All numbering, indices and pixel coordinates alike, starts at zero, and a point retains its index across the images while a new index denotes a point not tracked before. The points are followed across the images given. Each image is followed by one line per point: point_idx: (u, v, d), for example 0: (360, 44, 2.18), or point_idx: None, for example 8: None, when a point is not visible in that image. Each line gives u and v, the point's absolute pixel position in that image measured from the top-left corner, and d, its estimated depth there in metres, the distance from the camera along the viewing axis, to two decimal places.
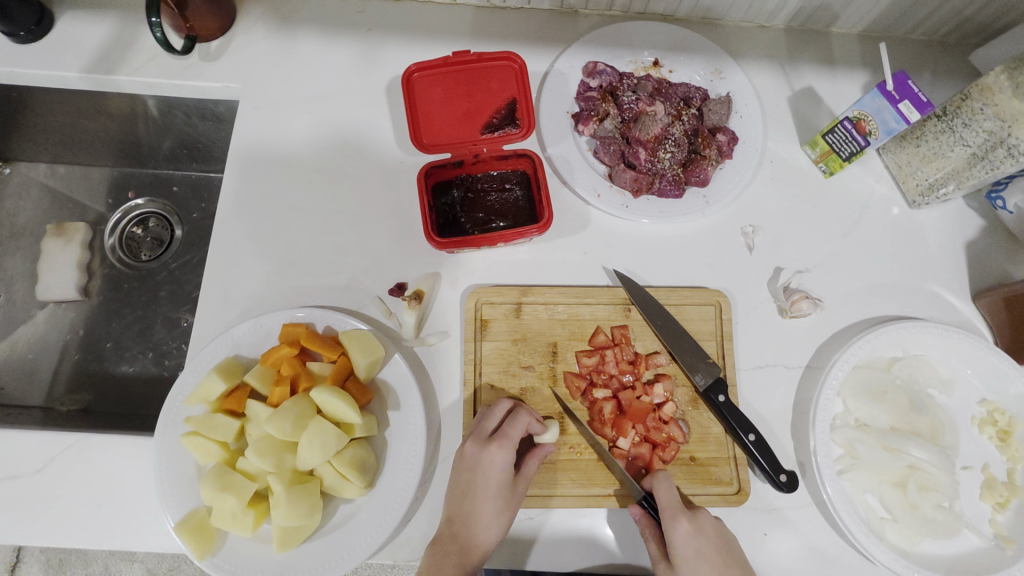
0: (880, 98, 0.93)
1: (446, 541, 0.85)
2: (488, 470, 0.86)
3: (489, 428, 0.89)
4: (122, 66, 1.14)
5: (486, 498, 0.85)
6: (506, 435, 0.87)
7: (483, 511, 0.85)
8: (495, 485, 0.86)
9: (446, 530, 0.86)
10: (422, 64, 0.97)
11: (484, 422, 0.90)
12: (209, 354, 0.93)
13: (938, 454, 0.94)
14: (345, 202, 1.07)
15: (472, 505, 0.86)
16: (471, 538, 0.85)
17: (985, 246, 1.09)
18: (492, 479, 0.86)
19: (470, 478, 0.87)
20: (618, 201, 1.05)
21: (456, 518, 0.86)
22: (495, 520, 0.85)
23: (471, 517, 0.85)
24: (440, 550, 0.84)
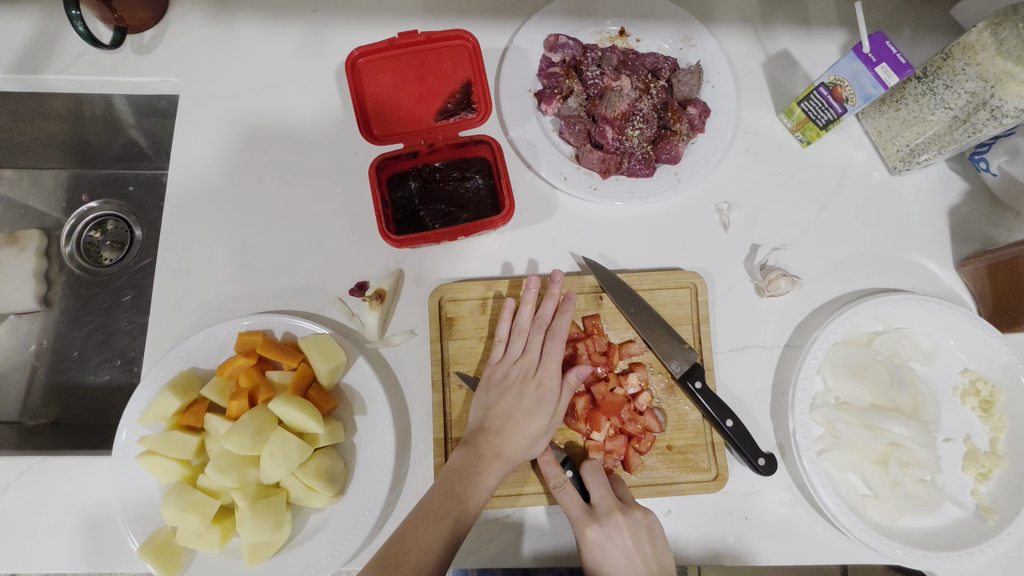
0: (857, 61, 0.87)
1: (484, 448, 0.83)
2: (549, 367, 0.87)
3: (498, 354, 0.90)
4: (50, 64, 1.06)
5: (538, 397, 0.86)
6: (560, 333, 0.89)
7: (534, 412, 0.85)
8: (551, 386, 0.87)
9: (480, 437, 0.84)
10: (365, 48, 0.90)
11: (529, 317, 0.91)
12: (163, 369, 0.89)
13: (920, 429, 0.92)
14: (299, 199, 1.01)
15: (522, 404, 0.85)
16: (508, 446, 0.83)
17: (968, 211, 1.05)
18: (549, 379, 0.87)
19: (514, 378, 0.87)
20: (585, 183, 1.00)
21: (497, 421, 0.85)
22: (539, 426, 0.85)
23: (517, 419, 0.85)
24: (473, 456, 0.82)
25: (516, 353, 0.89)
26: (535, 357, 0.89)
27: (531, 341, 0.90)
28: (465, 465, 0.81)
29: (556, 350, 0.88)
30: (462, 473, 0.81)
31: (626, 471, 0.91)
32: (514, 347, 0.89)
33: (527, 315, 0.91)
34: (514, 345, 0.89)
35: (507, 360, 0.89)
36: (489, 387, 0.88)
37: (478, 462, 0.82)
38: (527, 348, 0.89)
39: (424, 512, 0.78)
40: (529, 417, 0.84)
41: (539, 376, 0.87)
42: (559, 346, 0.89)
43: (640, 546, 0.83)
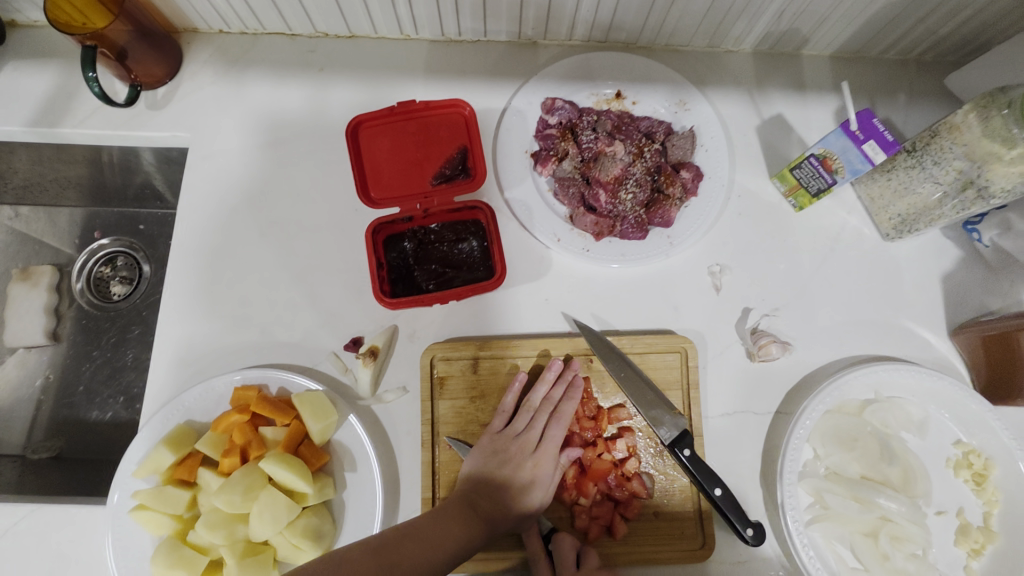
0: (844, 138, 0.89)
1: (483, 508, 0.84)
2: (552, 444, 0.91)
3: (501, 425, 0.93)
4: (66, 118, 1.10)
5: (538, 467, 0.89)
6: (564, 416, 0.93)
7: (534, 483, 0.88)
8: (552, 460, 0.90)
9: (480, 496, 0.86)
10: (364, 116, 0.93)
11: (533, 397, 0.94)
12: (160, 421, 0.91)
13: (909, 505, 0.91)
14: (299, 254, 1.04)
15: (522, 474, 0.88)
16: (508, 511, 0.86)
17: (962, 279, 1.05)
18: (551, 456, 0.91)
19: (516, 450, 0.90)
20: (578, 244, 1.02)
21: (497, 486, 0.87)
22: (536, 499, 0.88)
23: (518, 486, 0.87)
24: (469, 510, 0.83)
25: (520, 428, 0.92)
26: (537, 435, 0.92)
27: (536, 419, 0.92)
28: (461, 518, 0.82)
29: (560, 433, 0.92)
30: (457, 520, 0.81)
31: (611, 538, 0.90)
32: (519, 422, 0.92)
33: (539, 394, 0.94)
34: (520, 420, 0.92)
35: (511, 432, 0.92)
36: (489, 457, 0.89)
37: (477, 519, 0.83)
38: (531, 425, 0.92)
39: (418, 537, 0.77)
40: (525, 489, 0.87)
41: (539, 452, 0.90)
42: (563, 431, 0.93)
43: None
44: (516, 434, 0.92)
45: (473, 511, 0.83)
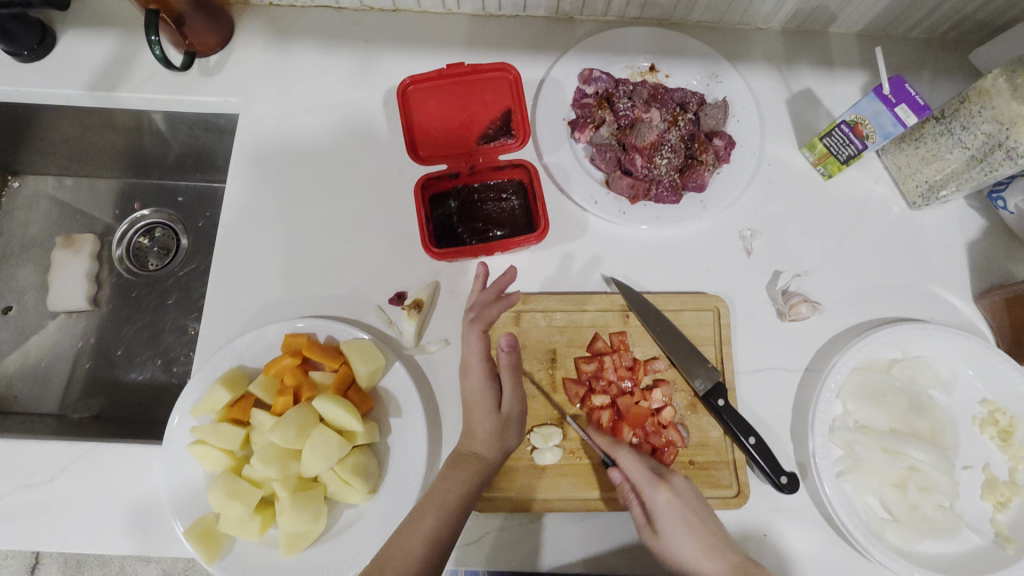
0: (876, 102, 0.92)
1: (460, 453, 0.87)
2: (500, 395, 0.90)
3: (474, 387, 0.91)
4: (123, 82, 1.15)
5: (484, 415, 0.89)
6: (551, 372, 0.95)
7: (482, 428, 0.88)
8: (506, 407, 0.90)
9: (457, 445, 0.89)
10: (416, 76, 0.97)
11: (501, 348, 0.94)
12: (214, 364, 0.95)
13: (938, 455, 0.94)
14: (346, 213, 1.08)
15: (478, 420, 0.89)
16: (477, 449, 0.87)
17: (986, 246, 1.08)
18: (501, 404, 0.90)
19: (475, 397, 0.91)
20: (614, 207, 1.06)
21: (468, 436, 0.89)
22: (491, 443, 0.87)
23: (476, 431, 0.88)
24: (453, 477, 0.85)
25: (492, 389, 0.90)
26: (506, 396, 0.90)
27: (505, 379, 0.91)
28: (444, 473, 0.85)
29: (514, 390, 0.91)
30: (442, 476, 0.85)
31: None
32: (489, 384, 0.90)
33: (506, 357, 0.92)
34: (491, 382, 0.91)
35: (473, 394, 0.90)
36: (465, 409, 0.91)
37: (453, 466, 0.86)
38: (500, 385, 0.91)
39: (422, 503, 0.82)
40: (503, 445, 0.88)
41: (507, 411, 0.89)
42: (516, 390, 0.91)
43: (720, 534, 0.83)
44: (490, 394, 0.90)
45: (453, 461, 0.87)
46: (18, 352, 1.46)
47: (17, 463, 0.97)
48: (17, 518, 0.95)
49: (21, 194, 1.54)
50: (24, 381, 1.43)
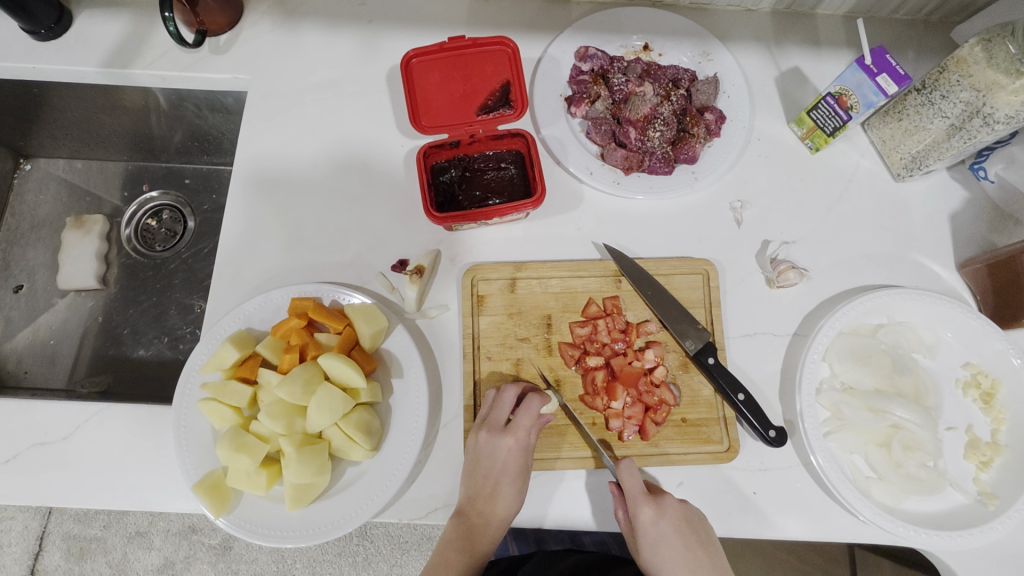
0: (859, 72, 0.97)
1: (474, 517, 0.93)
2: (504, 459, 0.92)
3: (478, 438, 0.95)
4: (136, 61, 1.20)
5: (496, 484, 0.92)
6: (520, 425, 0.93)
7: (497, 496, 0.92)
8: (508, 470, 0.92)
9: (469, 507, 0.93)
10: (420, 50, 1.02)
11: (489, 414, 0.96)
12: (223, 326, 0.99)
13: (921, 413, 0.97)
14: (349, 185, 1.12)
15: (487, 490, 0.92)
16: (492, 514, 0.92)
17: (969, 217, 1.12)
18: (506, 467, 0.92)
19: (477, 468, 0.94)
20: (609, 178, 1.10)
21: (479, 501, 0.93)
22: (505, 510, 0.92)
23: (489, 501, 0.92)
24: (465, 525, 0.93)
25: (493, 436, 0.93)
26: (510, 443, 0.93)
27: (503, 438, 0.93)
28: (460, 535, 0.92)
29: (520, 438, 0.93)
30: (459, 542, 0.92)
31: (642, 440, 0.97)
32: (491, 439, 0.93)
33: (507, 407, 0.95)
34: (493, 429, 0.94)
35: (482, 442, 0.94)
36: (469, 472, 0.94)
37: (470, 532, 0.92)
38: (500, 440, 0.93)
39: (445, 557, 0.90)
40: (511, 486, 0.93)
41: (513, 445, 0.93)
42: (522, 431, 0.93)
43: (690, 561, 0.88)
44: (492, 443, 0.93)
45: (469, 526, 0.93)
46: (28, 329, 1.49)
47: (30, 422, 1.00)
48: (30, 475, 0.98)
49: (31, 175, 1.57)
50: (33, 358, 1.47)
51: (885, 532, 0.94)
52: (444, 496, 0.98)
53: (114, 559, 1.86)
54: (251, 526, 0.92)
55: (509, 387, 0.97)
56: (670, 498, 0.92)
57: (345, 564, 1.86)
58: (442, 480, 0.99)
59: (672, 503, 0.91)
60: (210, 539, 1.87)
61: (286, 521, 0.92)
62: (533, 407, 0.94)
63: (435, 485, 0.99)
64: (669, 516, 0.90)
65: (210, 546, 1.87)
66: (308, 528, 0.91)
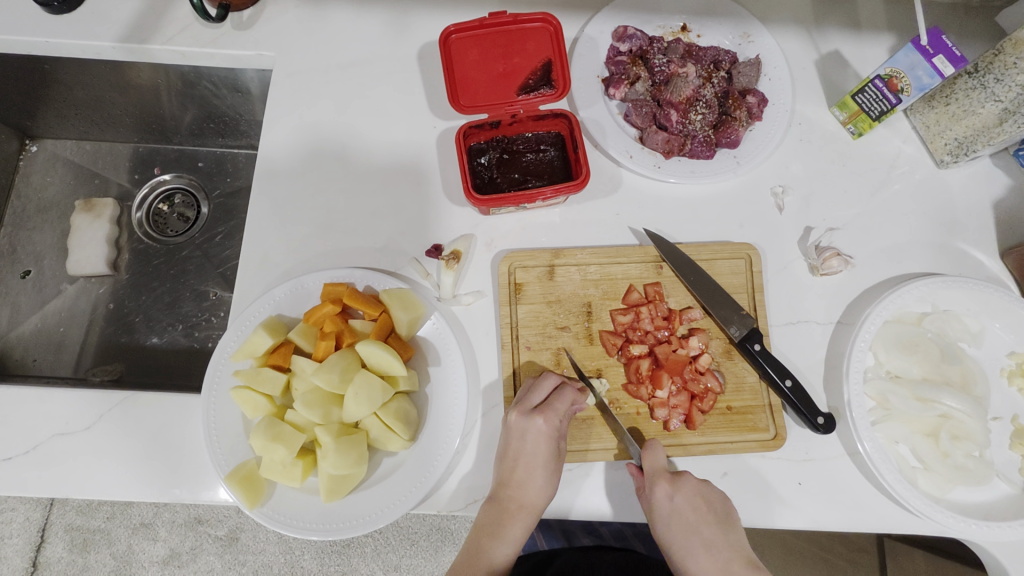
0: (914, 53, 0.95)
1: (507, 502, 0.89)
2: (534, 443, 0.88)
3: (509, 421, 0.91)
4: (155, 36, 1.15)
5: (528, 470, 0.88)
6: (553, 408, 0.90)
7: (530, 482, 0.88)
8: (540, 454, 0.88)
9: (501, 493, 0.89)
10: (459, 25, 0.97)
11: (522, 397, 0.92)
12: (254, 312, 0.95)
13: (971, 402, 0.95)
14: (380, 167, 1.09)
15: (519, 476, 0.88)
16: (526, 500, 0.88)
17: (1011, 204, 1.10)
18: (537, 451, 0.88)
19: (508, 451, 0.89)
20: (649, 162, 1.06)
21: (513, 489, 0.88)
22: (539, 496, 0.88)
23: (521, 486, 0.88)
24: (499, 513, 0.89)
25: (523, 420, 0.89)
26: (541, 428, 0.88)
27: (533, 422, 0.88)
28: (492, 520, 0.89)
29: (552, 422, 0.89)
30: (491, 527, 0.89)
31: (688, 429, 0.95)
32: (521, 422, 0.89)
33: (543, 391, 0.92)
34: (524, 413, 0.90)
35: (513, 426, 0.90)
36: (501, 456, 0.90)
37: (503, 518, 0.88)
38: (529, 424, 0.89)
39: (477, 543, 0.88)
40: (544, 473, 0.88)
41: (544, 431, 0.88)
42: (554, 414, 0.89)
43: (701, 536, 0.87)
44: (523, 428, 0.89)
45: (501, 512, 0.89)
46: (36, 316, 1.44)
47: (51, 410, 0.96)
48: (52, 465, 0.94)
49: (37, 157, 1.51)
50: (41, 345, 1.42)
51: (932, 523, 0.93)
52: (483, 488, 0.95)
53: (118, 551, 1.83)
54: (285, 518, 0.88)
55: (547, 375, 0.94)
56: (689, 476, 0.89)
57: (354, 555, 1.83)
58: (481, 472, 0.96)
59: (690, 480, 0.89)
60: (217, 530, 1.84)
61: (320, 513, 0.89)
62: (567, 394, 0.92)
63: (474, 476, 0.96)
64: (685, 493, 0.88)
65: (216, 537, 1.84)
66: (324, 521, 0.88)
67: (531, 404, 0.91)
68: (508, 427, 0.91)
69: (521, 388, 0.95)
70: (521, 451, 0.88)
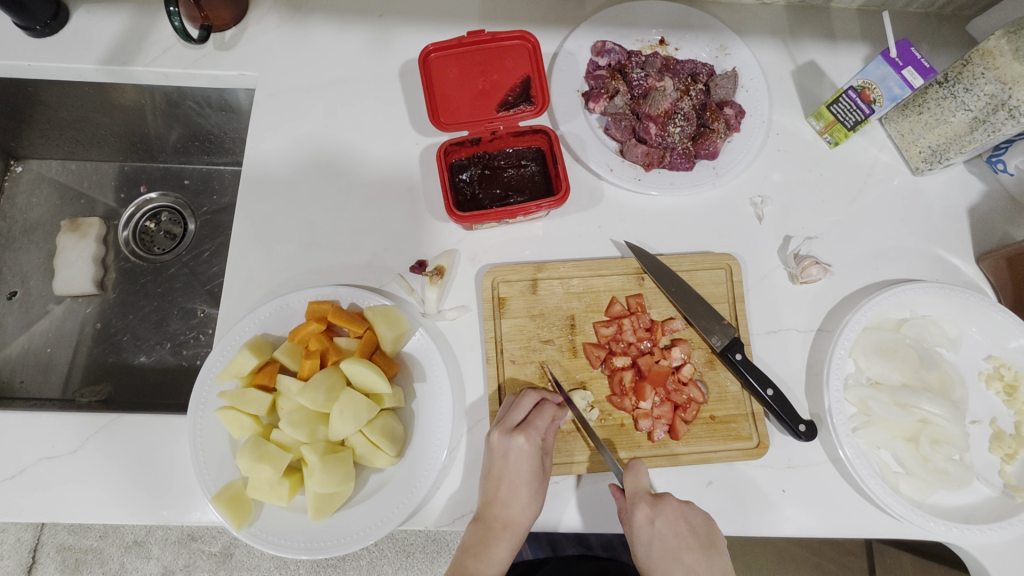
0: (884, 65, 0.97)
1: (491, 521, 0.89)
2: (517, 461, 0.88)
3: (492, 441, 0.91)
4: (138, 57, 1.16)
5: (512, 488, 0.88)
6: (534, 425, 0.90)
7: (514, 499, 0.88)
8: (523, 471, 0.88)
9: (486, 511, 0.90)
10: (439, 44, 0.99)
11: (504, 415, 0.93)
12: (239, 333, 0.96)
13: (950, 407, 0.96)
14: (363, 185, 1.09)
15: (504, 494, 0.88)
16: (511, 519, 0.89)
17: (986, 210, 1.11)
18: (520, 469, 0.88)
19: (492, 470, 0.90)
20: (630, 174, 1.08)
21: (498, 507, 0.89)
22: (524, 513, 0.89)
23: (506, 504, 0.88)
24: (484, 531, 0.89)
25: (505, 441, 0.89)
26: (522, 448, 0.88)
27: (514, 441, 0.89)
28: (477, 541, 0.89)
29: (533, 443, 0.89)
30: (476, 548, 0.89)
31: (673, 439, 0.96)
32: (502, 443, 0.89)
33: (524, 409, 0.93)
34: (506, 433, 0.90)
35: (496, 447, 0.90)
36: (486, 474, 0.91)
37: (488, 537, 0.89)
38: (510, 444, 0.89)
39: (463, 563, 0.88)
40: (528, 493, 0.89)
41: (526, 450, 0.88)
42: (536, 432, 0.90)
43: (683, 561, 0.87)
44: (505, 448, 0.89)
45: (486, 531, 0.89)
46: (23, 337, 1.44)
47: (36, 434, 0.96)
48: (38, 490, 0.94)
49: (23, 178, 1.51)
50: (28, 366, 1.41)
51: (913, 527, 0.94)
52: (471, 503, 0.96)
53: (110, 570, 1.81)
54: (272, 538, 0.89)
55: (527, 392, 0.94)
56: (671, 499, 0.90)
57: (349, 569, 1.82)
58: (468, 486, 0.97)
59: (672, 504, 0.89)
60: (210, 546, 1.83)
61: (308, 532, 0.89)
62: (547, 411, 0.92)
63: (461, 491, 0.96)
64: (667, 517, 0.88)
65: (210, 553, 1.82)
66: (310, 541, 0.88)
67: (512, 423, 0.91)
68: (491, 447, 0.91)
69: (503, 404, 0.96)
70: (504, 470, 0.88)
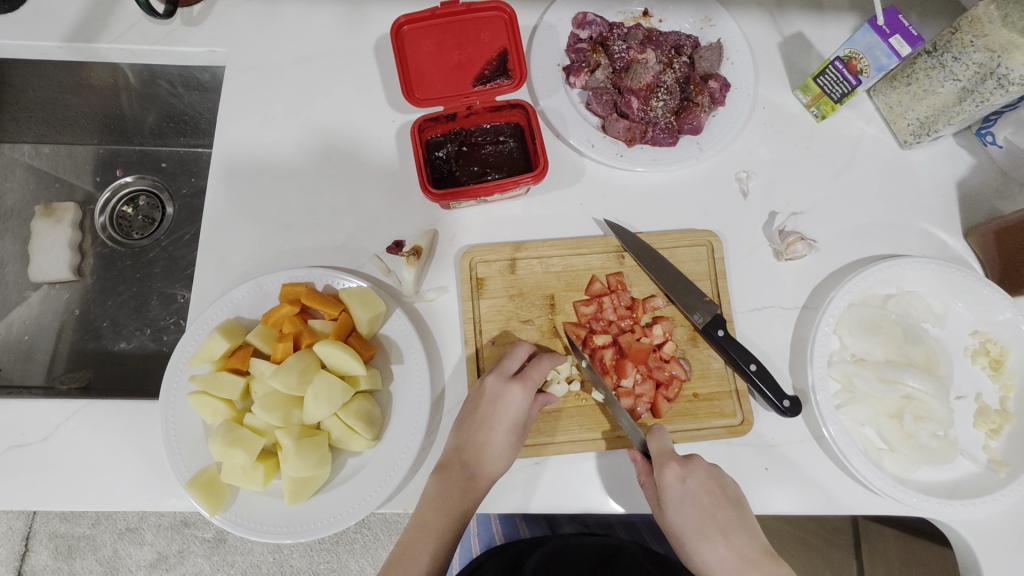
0: (871, 33, 0.94)
1: (459, 472, 0.86)
2: (506, 407, 0.87)
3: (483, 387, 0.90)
4: (103, 34, 1.13)
5: (490, 434, 0.87)
6: (530, 376, 0.89)
7: (490, 447, 0.86)
8: (508, 420, 0.87)
9: (455, 460, 0.87)
10: (410, 16, 0.95)
11: (499, 364, 0.92)
12: (209, 316, 0.94)
13: (933, 382, 0.95)
14: (337, 165, 1.07)
15: (480, 440, 0.87)
16: (481, 468, 0.86)
17: (974, 184, 1.09)
18: (506, 416, 0.87)
19: (472, 417, 0.89)
20: (611, 150, 1.05)
21: (471, 456, 0.87)
22: (497, 464, 0.87)
23: (480, 451, 0.86)
24: (449, 482, 0.86)
25: (498, 390, 0.88)
26: (514, 395, 0.87)
27: (508, 388, 0.88)
28: (442, 493, 0.86)
29: (526, 391, 0.88)
30: (438, 500, 0.85)
31: (655, 417, 0.95)
32: (495, 389, 0.88)
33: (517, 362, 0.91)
34: (499, 383, 0.89)
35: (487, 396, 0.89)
36: (465, 421, 0.89)
37: (452, 487, 0.86)
38: (503, 391, 0.88)
39: (423, 520, 0.84)
40: (504, 443, 0.87)
41: (517, 398, 0.87)
42: (530, 383, 0.88)
43: (718, 521, 0.82)
44: (497, 396, 0.88)
45: (451, 482, 0.86)
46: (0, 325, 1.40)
47: (9, 421, 0.94)
48: (10, 477, 0.92)
49: None
50: (8, 354, 1.38)
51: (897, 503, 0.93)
52: None
53: (104, 557, 1.81)
54: (248, 523, 0.87)
55: (524, 345, 0.93)
56: (699, 460, 0.87)
57: (343, 552, 1.83)
58: None
59: (702, 464, 0.86)
60: (204, 532, 1.82)
61: (285, 518, 0.88)
62: (545, 363, 0.91)
63: None
64: (698, 478, 0.84)
65: (204, 539, 1.82)
66: (292, 526, 0.87)
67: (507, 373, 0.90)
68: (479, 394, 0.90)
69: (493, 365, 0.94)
70: (490, 414, 0.87)
